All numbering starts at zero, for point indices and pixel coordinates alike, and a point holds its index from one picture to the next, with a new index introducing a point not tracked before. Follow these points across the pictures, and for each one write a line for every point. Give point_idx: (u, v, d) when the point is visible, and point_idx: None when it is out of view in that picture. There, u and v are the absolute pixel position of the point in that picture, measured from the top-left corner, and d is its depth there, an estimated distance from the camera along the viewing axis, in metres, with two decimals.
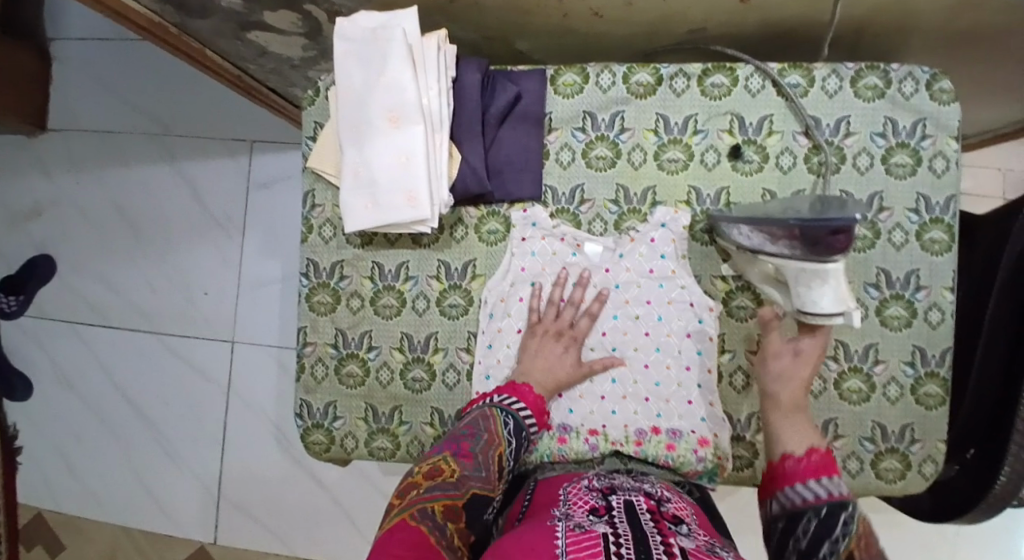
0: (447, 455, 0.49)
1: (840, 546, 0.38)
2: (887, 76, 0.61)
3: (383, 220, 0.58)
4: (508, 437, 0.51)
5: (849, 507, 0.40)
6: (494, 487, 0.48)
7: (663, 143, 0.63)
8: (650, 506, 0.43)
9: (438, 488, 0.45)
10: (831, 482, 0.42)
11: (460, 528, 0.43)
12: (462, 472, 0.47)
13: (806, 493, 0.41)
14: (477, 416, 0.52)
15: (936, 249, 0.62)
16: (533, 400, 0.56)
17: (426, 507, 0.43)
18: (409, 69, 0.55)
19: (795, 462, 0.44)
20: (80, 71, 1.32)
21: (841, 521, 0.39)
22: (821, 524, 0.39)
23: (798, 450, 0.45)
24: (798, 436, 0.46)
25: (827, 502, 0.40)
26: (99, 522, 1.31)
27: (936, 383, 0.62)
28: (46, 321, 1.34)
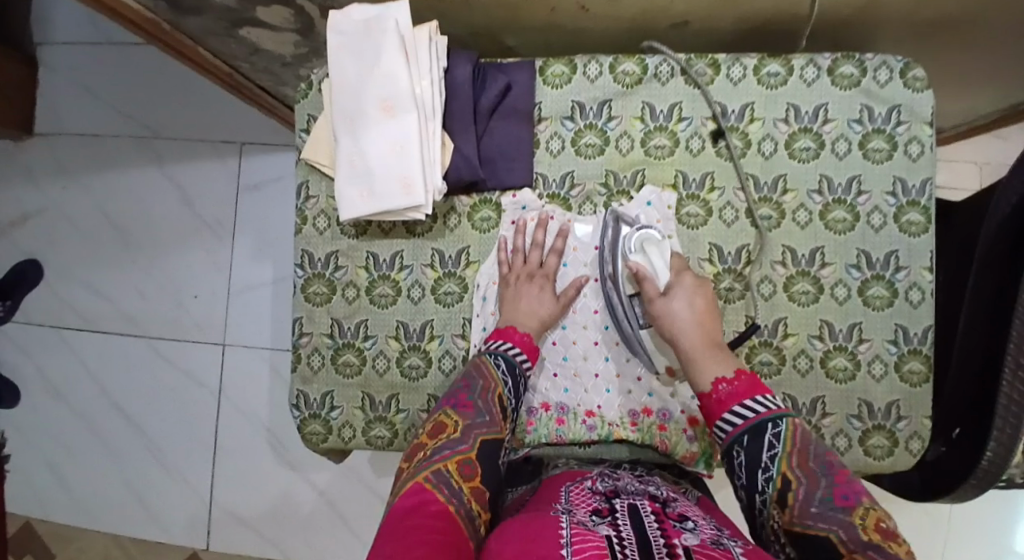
0: (447, 410, 0.53)
1: (772, 471, 0.46)
2: (862, 66, 0.64)
3: (379, 208, 0.58)
4: (502, 377, 0.56)
5: (775, 423, 0.47)
6: (499, 428, 0.53)
7: (650, 130, 0.65)
8: (654, 507, 0.46)
9: (446, 447, 0.49)
10: (756, 401, 0.50)
11: (475, 480, 0.47)
12: (466, 423, 0.51)
13: (733, 421, 0.49)
14: (472, 367, 0.57)
15: (914, 230, 0.64)
16: (519, 338, 0.60)
17: (439, 467, 0.46)
18: (402, 58, 0.56)
19: (716, 393, 0.52)
20: (67, 76, 1.31)
21: (767, 443, 0.47)
22: (751, 449, 0.47)
23: (721, 376, 0.53)
24: (715, 366, 0.54)
25: (749, 427, 0.48)
26: (88, 532, 1.29)
27: (919, 359, 0.64)
28: (33, 327, 1.32)
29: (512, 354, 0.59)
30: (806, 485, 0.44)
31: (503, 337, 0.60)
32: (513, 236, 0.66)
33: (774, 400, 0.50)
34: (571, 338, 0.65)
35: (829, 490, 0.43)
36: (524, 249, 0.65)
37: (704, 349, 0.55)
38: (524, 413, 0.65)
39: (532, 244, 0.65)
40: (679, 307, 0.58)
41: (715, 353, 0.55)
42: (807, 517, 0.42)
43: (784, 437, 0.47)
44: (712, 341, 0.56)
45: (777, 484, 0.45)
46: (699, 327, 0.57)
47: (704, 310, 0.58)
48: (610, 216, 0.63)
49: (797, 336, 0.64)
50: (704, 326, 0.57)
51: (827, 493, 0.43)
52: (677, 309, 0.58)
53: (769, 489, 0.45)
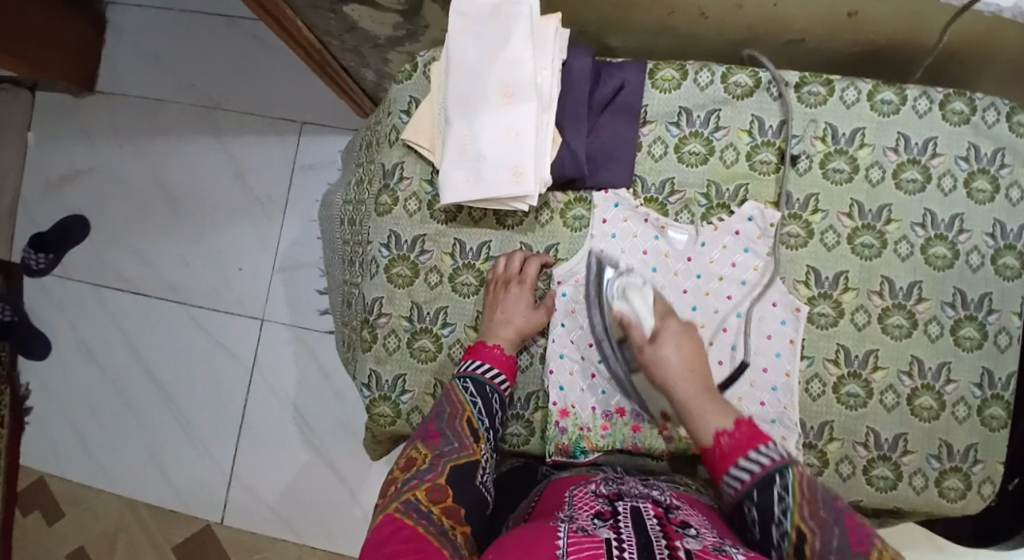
0: (417, 443, 0.54)
1: (786, 526, 0.43)
2: (973, 104, 0.63)
3: (484, 194, 0.58)
4: (470, 399, 0.57)
5: (783, 475, 0.45)
6: (472, 450, 0.54)
7: (757, 144, 0.64)
8: (657, 512, 0.44)
9: (416, 476, 0.50)
10: (763, 451, 0.47)
11: (446, 504, 0.48)
12: (434, 453, 0.52)
13: (740, 477, 0.47)
14: (442, 395, 0.58)
15: (1009, 274, 0.63)
16: (489, 353, 0.61)
17: (409, 496, 0.47)
18: (529, 46, 0.56)
19: (718, 447, 0.49)
20: (135, 37, 1.32)
21: (777, 496, 0.44)
22: (763, 509, 0.45)
23: (720, 428, 0.50)
24: (714, 415, 0.51)
25: (759, 481, 0.45)
26: (102, 494, 1.27)
27: (1000, 405, 0.63)
28: (71, 283, 1.32)
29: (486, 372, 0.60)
30: (822, 536, 0.42)
31: (472, 356, 0.61)
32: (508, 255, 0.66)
33: (777, 449, 0.47)
34: None
35: (843, 537, 0.41)
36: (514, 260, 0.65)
37: (700, 396, 0.53)
38: (599, 415, 0.64)
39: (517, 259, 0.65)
40: (669, 353, 0.56)
41: (711, 402, 0.52)
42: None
43: (793, 487, 0.44)
44: (705, 385, 0.54)
45: (793, 539, 0.43)
46: (691, 373, 0.55)
47: (693, 355, 0.56)
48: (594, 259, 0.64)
49: (886, 370, 0.63)
50: (696, 374, 0.55)
51: (843, 541, 0.41)
52: (667, 355, 0.55)
53: (784, 545, 0.44)
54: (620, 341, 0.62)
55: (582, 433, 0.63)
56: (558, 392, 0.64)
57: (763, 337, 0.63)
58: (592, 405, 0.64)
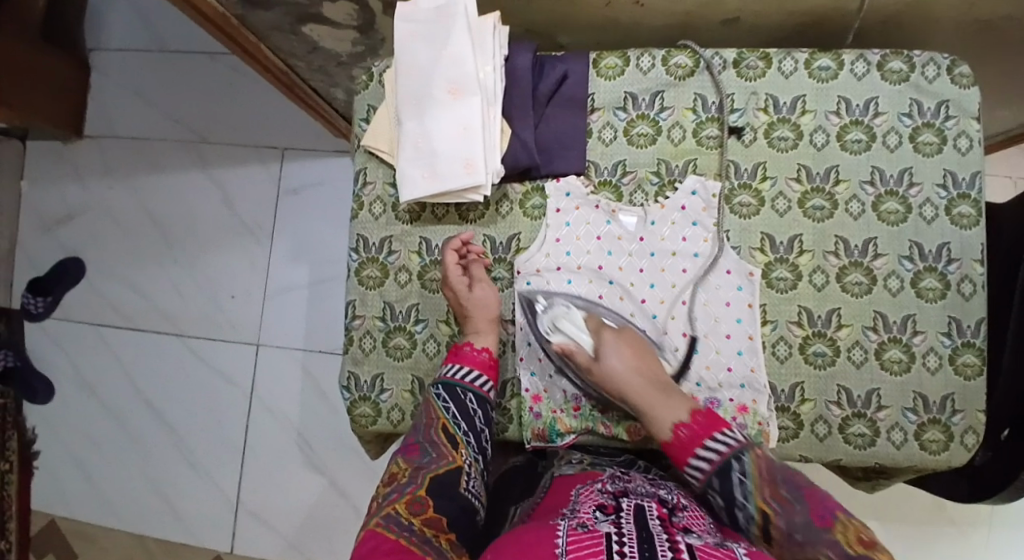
0: (397, 459, 0.54)
1: (749, 509, 0.45)
2: (910, 62, 0.65)
3: (441, 189, 0.60)
4: (444, 407, 0.57)
5: (739, 459, 0.47)
6: (452, 458, 0.53)
7: (702, 121, 0.66)
8: (661, 509, 0.45)
9: (397, 490, 0.50)
10: (717, 437, 0.49)
11: (428, 515, 0.47)
12: (413, 466, 0.52)
13: (701, 465, 0.49)
14: (419, 410, 0.59)
15: (965, 223, 0.64)
16: (474, 356, 0.62)
17: (389, 511, 0.47)
18: (469, 45, 0.59)
19: (677, 438, 0.52)
20: (118, 81, 1.36)
21: (737, 479, 0.46)
22: (723, 488, 0.46)
23: (677, 421, 0.53)
24: (669, 409, 0.54)
25: (718, 468, 0.47)
26: (112, 530, 1.29)
27: (973, 352, 0.64)
28: (71, 324, 1.35)
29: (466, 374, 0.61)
30: (786, 516, 0.43)
31: (453, 359, 0.62)
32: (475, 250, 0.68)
33: (733, 433, 0.50)
34: None
35: (806, 514, 0.43)
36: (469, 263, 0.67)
37: (651, 394, 0.56)
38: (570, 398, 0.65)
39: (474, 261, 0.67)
40: (614, 363, 0.58)
41: (666, 397, 0.55)
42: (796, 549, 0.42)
43: (752, 471, 0.46)
44: (653, 381, 0.57)
45: (758, 521, 0.45)
46: (638, 375, 0.57)
47: (634, 356, 0.59)
48: (530, 296, 0.65)
49: (851, 327, 0.64)
50: (645, 373, 0.57)
51: (806, 516, 0.43)
52: (614, 365, 0.58)
53: (751, 527, 0.45)
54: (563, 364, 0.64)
55: (556, 416, 0.65)
56: (529, 378, 0.65)
57: (722, 304, 0.64)
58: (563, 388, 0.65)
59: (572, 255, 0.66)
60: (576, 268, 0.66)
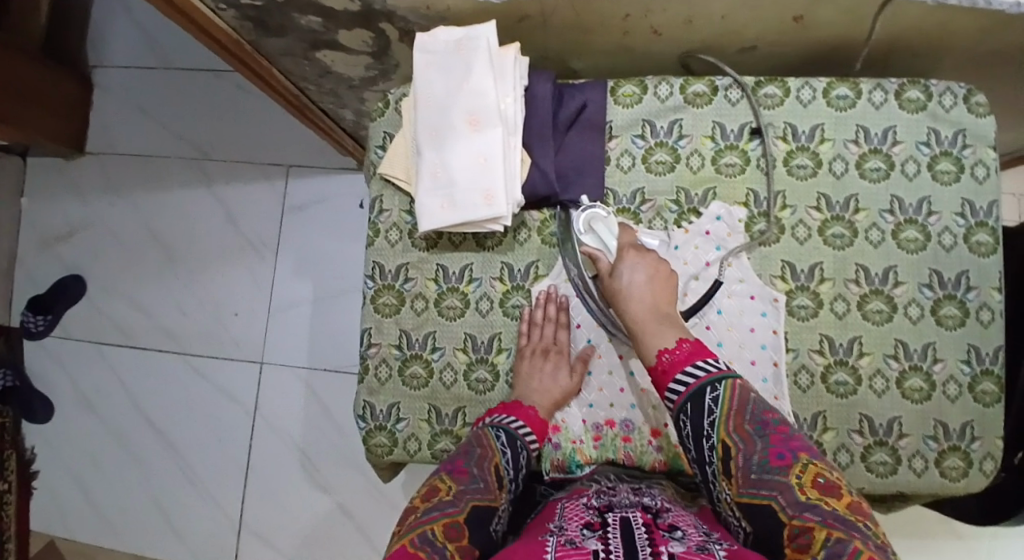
0: (442, 474, 0.51)
1: (714, 440, 0.48)
2: (928, 91, 0.65)
3: (460, 219, 0.59)
4: (501, 448, 0.55)
5: (713, 388, 0.49)
6: (494, 496, 0.50)
7: (720, 149, 0.66)
8: (646, 519, 0.45)
9: (436, 508, 0.46)
10: (695, 366, 0.52)
11: (462, 544, 0.44)
12: (458, 488, 0.49)
13: (677, 390, 0.52)
14: (473, 437, 0.56)
15: (983, 251, 0.64)
16: (525, 412, 0.61)
17: (425, 529, 0.44)
18: (490, 76, 0.58)
19: (660, 363, 0.54)
20: (120, 97, 1.35)
21: (707, 409, 0.49)
22: (695, 416, 0.49)
23: (663, 347, 0.54)
24: (659, 337, 0.55)
25: (691, 394, 0.50)
26: (112, 552, 1.26)
27: (991, 380, 0.64)
28: (71, 342, 1.33)
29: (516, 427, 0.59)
30: (745, 451, 0.46)
31: (509, 411, 0.61)
32: (534, 307, 0.66)
33: (716, 363, 0.52)
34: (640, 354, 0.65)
35: (764, 452, 0.45)
36: (541, 322, 0.66)
37: (651, 319, 0.57)
38: (589, 428, 0.65)
39: (548, 321, 0.65)
40: (630, 281, 0.59)
41: (661, 324, 0.56)
42: (752, 486, 0.44)
43: (722, 401, 0.48)
44: (661, 311, 0.57)
45: (719, 451, 0.47)
46: (649, 297, 0.58)
47: (656, 284, 0.59)
48: None
49: (872, 356, 0.64)
50: (655, 296, 0.58)
51: (763, 456, 0.45)
52: (629, 285, 0.59)
53: (714, 458, 0.47)
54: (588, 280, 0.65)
55: (575, 446, 0.64)
56: None
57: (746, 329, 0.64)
58: (582, 417, 0.65)
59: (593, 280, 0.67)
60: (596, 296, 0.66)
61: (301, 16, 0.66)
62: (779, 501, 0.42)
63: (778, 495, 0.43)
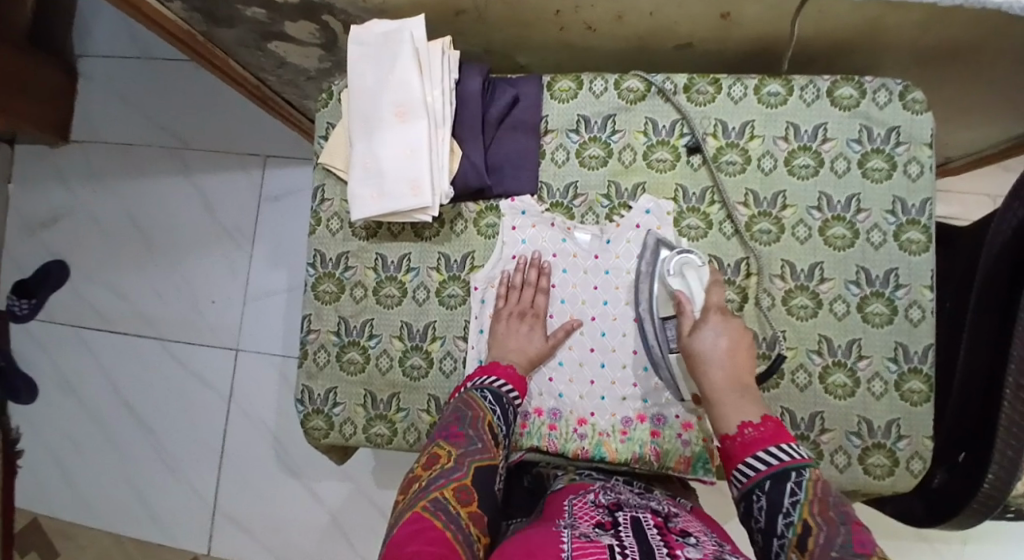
0: (439, 441, 0.52)
1: (793, 517, 0.42)
2: (862, 88, 0.66)
3: (389, 208, 0.62)
4: (490, 406, 0.56)
5: (798, 471, 0.44)
6: (492, 455, 0.52)
7: (652, 144, 0.67)
8: (656, 521, 0.46)
9: (442, 475, 0.48)
10: (783, 448, 0.47)
11: (472, 506, 0.46)
12: (458, 452, 0.51)
13: (755, 467, 0.46)
14: (462, 402, 0.56)
15: (914, 249, 0.65)
16: (505, 370, 0.61)
17: (436, 495, 0.45)
18: (416, 69, 0.60)
19: (741, 436, 0.49)
20: (104, 87, 1.38)
21: (789, 490, 0.44)
22: (773, 494, 0.44)
23: (746, 420, 0.49)
24: (739, 408, 0.50)
25: (773, 472, 0.45)
26: (92, 531, 1.30)
27: (920, 379, 0.64)
28: (54, 326, 1.37)
29: (500, 388, 0.59)
30: (827, 532, 0.41)
31: (489, 372, 0.60)
32: (513, 270, 0.67)
33: (798, 448, 0.46)
34: (569, 344, 0.67)
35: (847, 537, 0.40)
36: (521, 285, 0.66)
37: (733, 388, 0.52)
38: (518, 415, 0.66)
39: (528, 285, 0.66)
40: (710, 344, 0.54)
41: (742, 396, 0.51)
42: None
43: (806, 485, 0.44)
44: (742, 381, 0.53)
45: (798, 529, 0.42)
46: (732, 367, 0.53)
47: (738, 348, 0.55)
48: (596, 267, 0.67)
49: (795, 351, 0.65)
50: (738, 361, 0.54)
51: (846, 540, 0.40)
52: (710, 345, 0.54)
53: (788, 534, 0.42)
54: (670, 320, 0.61)
55: None
56: None
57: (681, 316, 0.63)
58: None
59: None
60: None
61: (246, 8, 0.68)
62: None
63: None
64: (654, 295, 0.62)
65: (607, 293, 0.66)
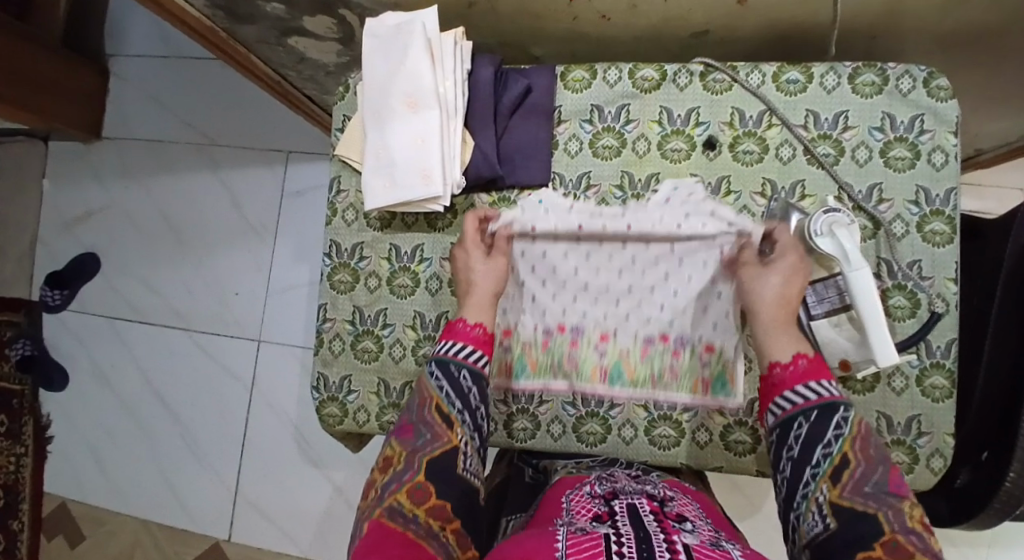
0: (393, 441, 0.55)
1: (833, 448, 0.46)
2: (884, 75, 0.64)
3: (400, 198, 0.63)
4: (437, 384, 0.56)
5: (843, 408, 0.48)
6: (448, 438, 0.53)
7: (667, 134, 0.67)
8: (652, 507, 0.47)
9: (395, 479, 0.51)
10: (826, 385, 0.50)
11: (430, 500, 0.49)
12: (409, 450, 0.53)
13: (799, 396, 0.50)
14: (415, 390, 0.58)
15: (937, 240, 0.63)
16: (468, 332, 0.60)
17: (392, 501, 0.48)
18: (428, 61, 0.61)
19: (794, 366, 0.52)
20: (133, 85, 1.42)
21: (834, 423, 0.47)
22: (815, 426, 0.48)
23: (787, 357, 0.53)
24: (789, 344, 0.53)
25: (819, 404, 0.49)
26: (120, 515, 1.35)
27: (942, 373, 0.62)
28: (85, 316, 1.41)
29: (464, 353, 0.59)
30: (865, 469, 0.45)
31: (448, 338, 0.60)
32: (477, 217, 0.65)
33: (831, 388, 0.50)
34: (582, 333, 0.66)
35: (883, 477, 0.45)
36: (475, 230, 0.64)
37: (786, 323, 0.55)
38: (531, 403, 0.67)
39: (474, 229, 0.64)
40: (774, 280, 0.56)
41: (792, 332, 0.54)
42: (861, 497, 0.44)
43: (852, 423, 0.48)
44: (794, 317, 0.55)
45: (836, 462, 0.46)
46: (787, 305, 0.55)
47: (796, 290, 0.56)
48: None
49: None
50: (787, 304, 0.55)
51: (880, 478, 0.45)
52: (771, 282, 0.56)
53: (824, 465, 0.46)
54: (812, 284, 0.59)
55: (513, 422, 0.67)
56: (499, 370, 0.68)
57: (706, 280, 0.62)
58: (524, 394, 0.67)
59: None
60: (547, 275, 0.66)
61: (265, 3, 0.69)
62: (889, 517, 0.42)
63: (883, 513, 0.43)
64: None
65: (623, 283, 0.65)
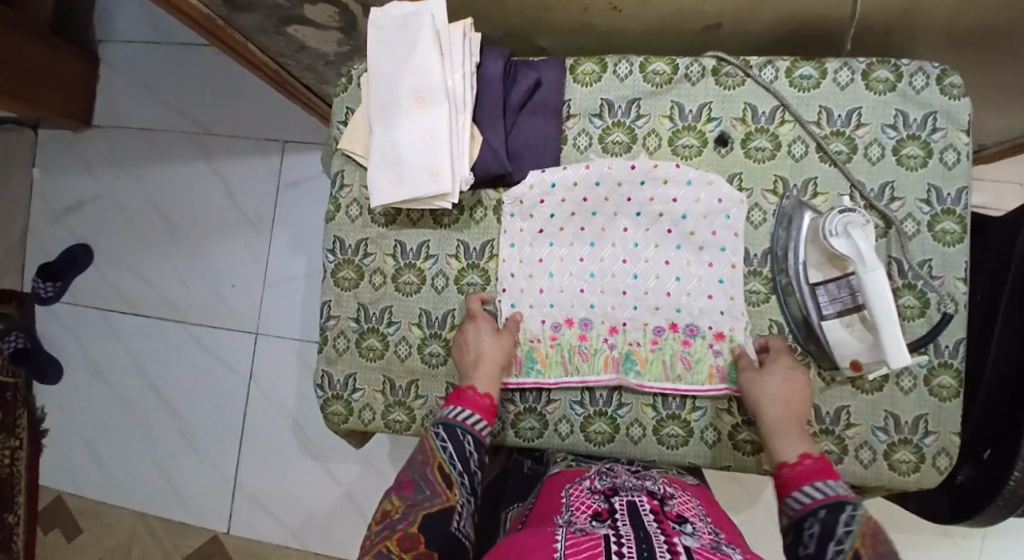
0: (392, 495, 0.54)
1: (845, 544, 0.45)
2: (897, 70, 0.63)
3: (407, 195, 0.62)
4: (440, 447, 0.56)
5: (852, 506, 0.47)
6: (446, 496, 0.53)
7: (678, 129, 0.65)
8: (653, 506, 0.46)
9: (388, 527, 0.51)
10: (834, 486, 0.50)
11: (418, 552, 0.48)
12: (406, 504, 0.52)
13: (808, 497, 0.50)
14: (418, 445, 0.57)
15: (948, 240, 0.62)
16: (478, 401, 0.60)
17: (381, 547, 0.48)
18: (436, 53, 0.60)
19: (799, 466, 0.52)
20: (124, 72, 1.39)
21: (843, 519, 0.46)
22: (825, 522, 0.47)
23: (801, 454, 0.53)
24: (795, 444, 0.54)
25: (828, 502, 0.48)
26: (118, 508, 1.34)
27: (950, 374, 0.62)
28: (78, 308, 1.39)
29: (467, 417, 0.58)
30: None
31: (456, 402, 0.60)
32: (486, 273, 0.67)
33: (840, 487, 0.50)
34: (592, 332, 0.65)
35: None
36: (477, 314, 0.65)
37: (791, 424, 0.56)
38: (538, 401, 0.67)
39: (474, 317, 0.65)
40: (773, 381, 0.57)
41: (798, 431, 0.55)
42: None
43: (862, 518, 0.46)
44: (798, 417, 0.56)
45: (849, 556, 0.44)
46: (788, 405, 0.56)
47: (795, 393, 0.57)
48: (624, 271, 0.64)
49: None
50: (792, 398, 0.57)
51: None
52: (769, 383, 0.57)
53: None
54: (823, 284, 0.59)
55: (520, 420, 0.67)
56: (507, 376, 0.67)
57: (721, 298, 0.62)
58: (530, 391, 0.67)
59: (557, 243, 0.66)
60: (558, 292, 0.66)
61: None
62: None
63: None
64: (802, 264, 0.61)
65: (634, 300, 0.64)
